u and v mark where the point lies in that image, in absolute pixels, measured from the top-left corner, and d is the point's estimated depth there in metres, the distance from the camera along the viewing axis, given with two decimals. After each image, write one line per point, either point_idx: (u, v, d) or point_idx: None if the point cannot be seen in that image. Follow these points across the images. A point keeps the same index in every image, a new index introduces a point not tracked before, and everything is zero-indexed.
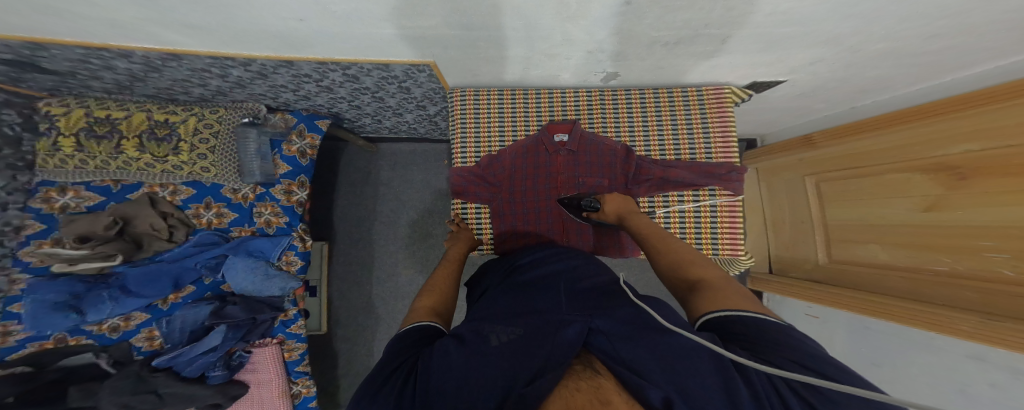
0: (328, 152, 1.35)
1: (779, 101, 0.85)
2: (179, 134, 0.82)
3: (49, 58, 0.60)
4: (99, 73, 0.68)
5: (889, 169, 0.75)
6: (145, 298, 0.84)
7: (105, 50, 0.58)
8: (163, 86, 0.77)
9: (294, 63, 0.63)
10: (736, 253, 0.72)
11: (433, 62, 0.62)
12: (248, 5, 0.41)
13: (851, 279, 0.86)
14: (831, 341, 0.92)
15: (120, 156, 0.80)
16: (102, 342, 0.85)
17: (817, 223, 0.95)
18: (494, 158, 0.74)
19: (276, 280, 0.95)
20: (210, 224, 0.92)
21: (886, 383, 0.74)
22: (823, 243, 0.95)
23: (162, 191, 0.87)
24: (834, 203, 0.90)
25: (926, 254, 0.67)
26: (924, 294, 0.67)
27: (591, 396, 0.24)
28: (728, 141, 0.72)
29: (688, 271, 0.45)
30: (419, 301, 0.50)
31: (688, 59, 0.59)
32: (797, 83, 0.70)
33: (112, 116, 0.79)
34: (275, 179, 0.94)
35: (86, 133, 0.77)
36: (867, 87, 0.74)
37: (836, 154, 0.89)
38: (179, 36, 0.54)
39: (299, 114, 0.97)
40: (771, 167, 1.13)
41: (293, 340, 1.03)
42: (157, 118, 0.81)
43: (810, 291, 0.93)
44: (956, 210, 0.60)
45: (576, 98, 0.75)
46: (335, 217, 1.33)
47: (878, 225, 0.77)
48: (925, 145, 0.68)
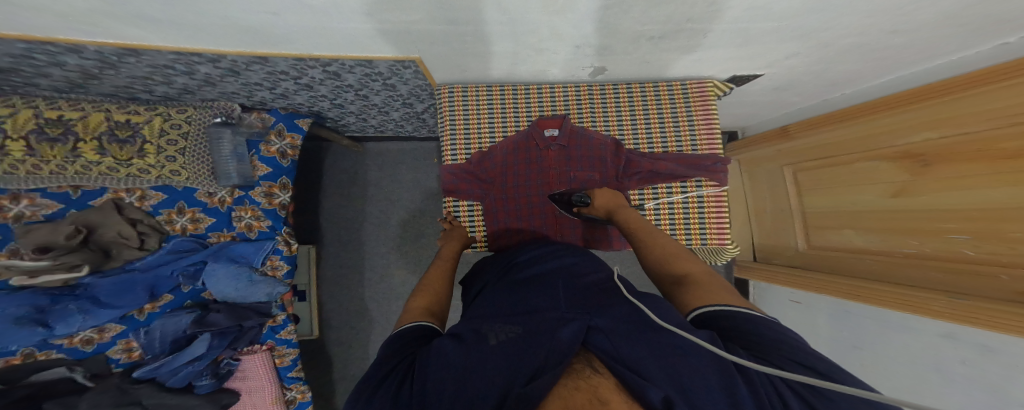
0: (312, 152, 1.31)
1: (759, 95, 0.87)
2: (144, 136, 0.78)
3: None
4: (46, 70, 0.63)
5: (859, 157, 0.78)
6: (119, 308, 0.80)
7: (52, 44, 0.53)
8: (121, 83, 0.72)
9: (269, 59, 0.60)
10: (724, 242, 0.74)
11: (419, 58, 0.61)
12: None
13: (829, 263, 0.90)
14: (813, 323, 0.96)
15: (77, 160, 0.74)
16: (74, 356, 0.81)
17: (796, 210, 0.99)
18: (485, 155, 0.73)
19: (262, 285, 0.92)
20: (185, 230, 0.88)
21: (862, 361, 0.79)
22: (802, 230, 0.99)
23: (128, 197, 0.82)
24: (811, 191, 0.94)
25: (894, 237, 0.71)
26: (896, 275, 0.71)
27: (590, 396, 0.24)
28: (714, 134, 0.74)
29: (673, 264, 0.47)
30: (413, 302, 0.49)
31: (673, 53, 0.60)
32: (776, 76, 0.73)
33: (65, 116, 0.73)
34: (253, 182, 0.91)
35: (37, 135, 0.71)
36: (841, 80, 0.77)
37: (809, 145, 0.93)
38: (138, 30, 0.50)
39: (277, 112, 0.93)
40: (753, 158, 1.17)
41: (283, 346, 0.99)
42: (116, 118, 0.76)
43: (793, 277, 0.97)
44: (921, 195, 0.64)
45: (564, 93, 0.75)
46: (322, 219, 1.30)
47: (852, 211, 0.81)
48: (888, 134, 0.72)
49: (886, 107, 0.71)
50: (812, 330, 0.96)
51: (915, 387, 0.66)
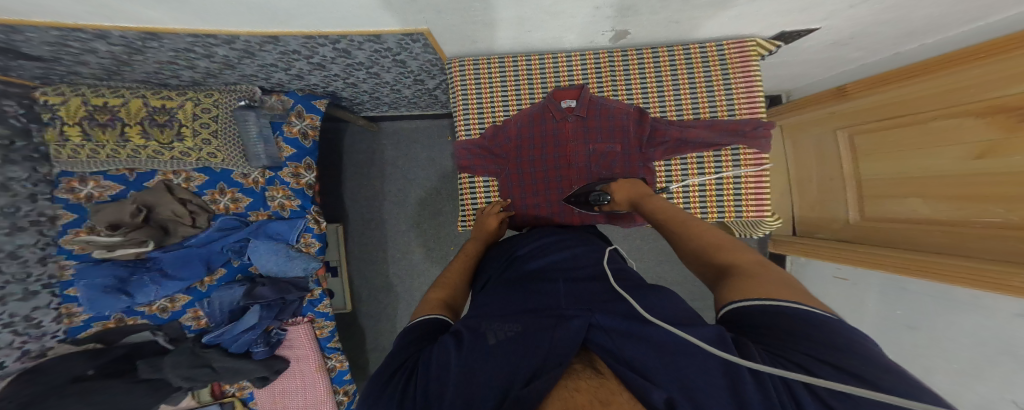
0: (332, 133, 1.34)
1: (809, 52, 0.77)
2: (180, 120, 0.82)
3: (28, 42, 0.59)
4: (83, 57, 0.67)
5: (935, 115, 0.68)
6: (183, 281, 0.89)
7: (81, 31, 0.56)
8: (151, 69, 0.75)
9: (279, 38, 0.60)
10: (762, 214, 0.68)
11: (427, 30, 0.57)
12: None
13: (889, 237, 0.81)
14: (862, 300, 0.89)
15: (127, 144, 0.81)
16: (154, 322, 0.94)
17: (848, 178, 0.91)
18: (499, 128, 0.71)
19: (298, 261, 0.98)
20: (228, 209, 0.94)
21: (921, 339, 0.73)
22: (855, 201, 0.90)
23: (175, 178, 0.89)
24: (870, 157, 0.85)
25: (976, 205, 0.62)
26: (973, 247, 0.63)
27: (591, 396, 0.24)
28: (755, 99, 0.67)
29: (722, 257, 0.40)
30: (431, 292, 0.50)
31: (706, 8, 0.52)
32: (829, 31, 0.63)
33: (109, 103, 0.78)
34: (281, 163, 0.95)
35: (89, 121, 0.77)
36: (913, 29, 0.65)
37: (872, 104, 0.82)
38: (153, 12, 0.51)
39: (295, 95, 0.95)
40: (799, 123, 1.07)
41: (322, 318, 1.08)
42: (153, 104, 0.81)
43: (844, 252, 0.89)
44: (1014, 154, 0.55)
45: (582, 61, 0.69)
46: (347, 200, 1.35)
47: (920, 177, 0.72)
48: (975, 87, 0.61)
49: (977, 57, 0.61)
50: (860, 309, 0.90)
51: (976, 368, 0.61)
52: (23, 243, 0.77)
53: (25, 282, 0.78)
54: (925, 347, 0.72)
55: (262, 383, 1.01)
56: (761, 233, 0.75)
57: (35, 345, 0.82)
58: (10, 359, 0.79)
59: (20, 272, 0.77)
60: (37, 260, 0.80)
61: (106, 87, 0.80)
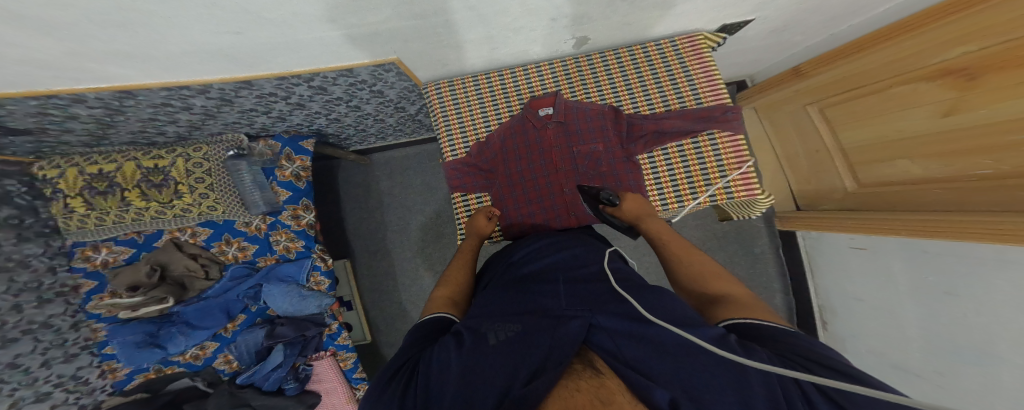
0: (325, 172, 1.35)
1: (758, 40, 0.81)
2: (174, 177, 0.86)
3: (11, 117, 0.60)
4: (67, 125, 0.68)
5: (896, 82, 0.71)
6: (209, 329, 0.90)
7: (57, 96, 0.56)
8: (136, 129, 0.77)
9: (253, 82, 0.60)
10: (752, 193, 0.65)
11: (397, 58, 0.58)
12: (176, 21, 0.38)
13: (893, 200, 0.81)
14: (885, 270, 0.84)
15: (130, 207, 0.85)
16: (191, 369, 0.96)
17: (833, 148, 0.93)
18: (483, 144, 0.70)
19: (311, 300, 0.95)
20: (237, 258, 0.95)
21: (932, 295, 0.73)
22: (847, 169, 0.92)
23: (182, 235, 0.91)
24: (845, 126, 0.87)
25: (964, 160, 0.62)
26: (974, 200, 0.63)
27: (592, 396, 0.24)
28: (717, 88, 0.68)
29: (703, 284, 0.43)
30: (437, 291, 0.52)
31: (652, 8, 0.54)
32: (768, 17, 0.66)
33: (104, 169, 0.84)
34: (279, 207, 0.95)
35: (90, 190, 0.84)
36: (842, 10, 0.71)
37: (829, 79, 0.86)
38: (123, 70, 0.51)
39: (280, 138, 0.95)
40: (770, 103, 1.11)
41: (343, 350, 1.03)
42: (146, 165, 0.85)
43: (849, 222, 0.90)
44: (979, 109, 0.57)
45: (550, 69, 0.70)
46: (348, 234, 1.34)
47: (899, 140, 0.74)
48: (923, 53, 0.64)
49: (923, 23, 0.63)
50: (887, 280, 0.84)
51: (986, 317, 0.61)
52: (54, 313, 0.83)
53: (64, 346, 0.84)
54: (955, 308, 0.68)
55: None
56: (756, 214, 0.76)
57: (87, 401, 0.88)
58: None
59: (57, 338, 0.83)
60: (69, 326, 0.85)
61: (99, 153, 0.85)
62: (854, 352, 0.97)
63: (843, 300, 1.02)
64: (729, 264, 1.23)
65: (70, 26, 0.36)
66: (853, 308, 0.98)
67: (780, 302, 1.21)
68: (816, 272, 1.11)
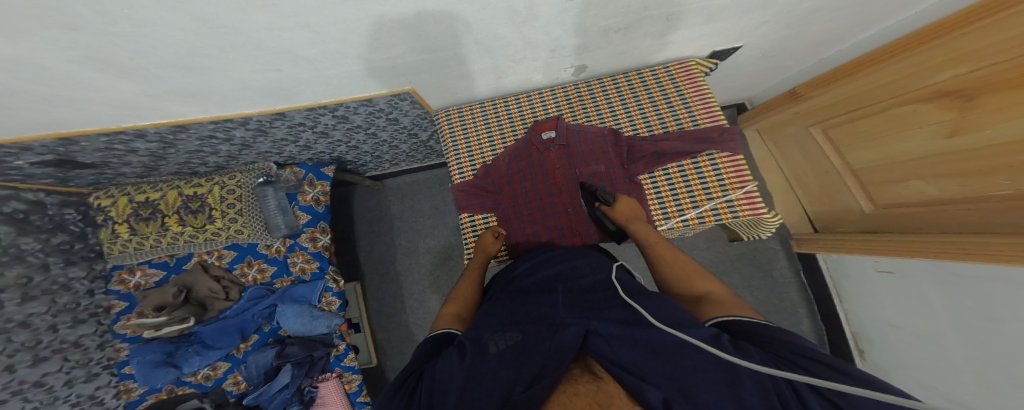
0: (342, 197, 1.41)
1: (748, 65, 0.86)
2: (210, 203, 0.94)
3: (81, 151, 0.70)
4: (126, 158, 0.79)
5: (890, 104, 0.74)
6: (223, 348, 0.92)
7: (122, 132, 0.65)
8: (183, 160, 0.86)
9: (286, 114, 0.67)
10: (757, 211, 0.64)
11: (412, 88, 0.63)
12: (225, 62, 0.44)
13: (910, 220, 0.79)
14: (918, 292, 0.78)
15: (167, 232, 0.93)
16: (200, 390, 0.94)
17: (842, 170, 0.92)
18: (489, 167, 0.73)
19: (321, 319, 0.95)
20: (257, 280, 0.98)
21: (967, 322, 0.68)
22: (859, 189, 0.90)
23: (210, 258, 0.96)
24: (850, 146, 0.88)
25: (981, 180, 0.61)
26: (994, 222, 0.61)
27: (590, 399, 0.24)
28: (712, 109, 0.70)
29: (692, 283, 0.46)
30: (445, 308, 0.52)
31: (643, 38, 0.60)
32: (755, 41, 0.71)
33: (150, 198, 0.93)
34: (299, 230, 0.99)
35: (135, 217, 0.93)
36: (821, 38, 0.76)
37: (826, 102, 0.90)
38: (179, 106, 0.58)
39: (305, 165, 1.02)
40: (771, 125, 1.14)
41: (349, 372, 1.00)
42: (186, 192, 0.94)
43: (868, 243, 0.87)
44: (982, 129, 0.57)
45: (553, 96, 0.75)
46: (360, 257, 1.36)
47: (908, 160, 0.74)
48: (912, 77, 0.68)
49: (918, 43, 0.66)
50: (923, 306, 0.77)
51: None
52: (84, 333, 0.88)
53: (88, 365, 0.88)
54: (993, 338, 0.62)
55: None
56: (766, 234, 0.74)
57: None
58: None
59: (83, 357, 0.88)
60: (96, 346, 0.91)
61: (149, 183, 0.95)
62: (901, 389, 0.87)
63: (877, 328, 0.93)
64: (749, 290, 1.17)
65: (141, 69, 0.42)
66: (886, 337, 0.90)
67: (809, 329, 1.13)
68: (845, 299, 1.04)
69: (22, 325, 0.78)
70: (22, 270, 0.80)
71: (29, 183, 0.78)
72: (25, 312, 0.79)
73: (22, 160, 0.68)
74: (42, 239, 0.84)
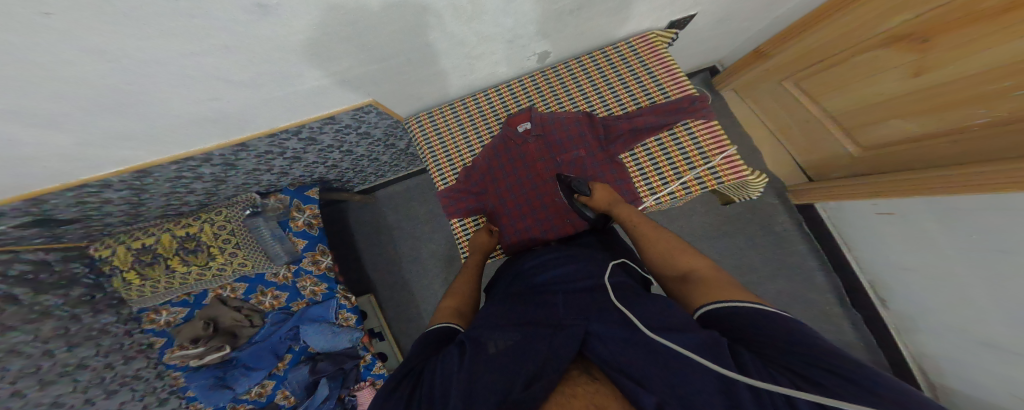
0: (334, 216, 1.38)
1: (709, 30, 0.85)
2: (206, 241, 0.90)
3: (57, 208, 0.68)
4: (104, 209, 0.75)
5: (852, 53, 0.75)
6: (263, 369, 0.94)
7: (87, 185, 0.62)
8: (162, 203, 0.83)
9: (247, 144, 0.64)
10: (740, 174, 0.63)
11: (373, 100, 0.60)
12: (158, 97, 0.41)
13: (902, 159, 0.78)
14: (921, 227, 0.76)
15: (174, 273, 0.90)
16: (258, 405, 0.97)
17: (825, 118, 0.91)
18: (470, 168, 0.70)
19: (342, 335, 0.94)
20: (274, 306, 0.98)
21: (974, 248, 0.67)
22: (843, 135, 0.89)
23: (224, 291, 0.96)
24: (825, 94, 0.87)
25: (961, 110, 0.61)
26: (986, 150, 0.61)
27: (588, 402, 0.26)
28: (678, 79, 0.68)
29: (676, 261, 0.45)
30: (442, 303, 0.52)
31: (600, 17, 0.58)
32: (716, 4, 0.69)
33: (147, 243, 0.89)
34: (299, 255, 0.96)
35: (138, 262, 0.89)
36: None
37: (802, 52, 0.86)
38: (136, 151, 0.56)
39: (288, 190, 0.98)
40: (747, 83, 1.12)
41: (381, 379, 1.00)
42: (179, 233, 0.90)
43: (857, 187, 0.88)
44: (946, 65, 0.59)
45: (520, 87, 0.73)
46: (365, 270, 1.35)
47: (884, 102, 0.74)
48: (864, 27, 0.69)
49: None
50: (928, 241, 0.76)
51: None
52: (140, 367, 0.93)
53: (155, 392, 0.95)
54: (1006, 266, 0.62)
55: None
56: (756, 194, 0.73)
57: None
58: None
59: (147, 387, 0.94)
60: (155, 375, 0.96)
61: (139, 229, 0.90)
62: (923, 326, 0.87)
63: (887, 270, 0.93)
64: (754, 248, 1.17)
65: (71, 115, 0.40)
66: (898, 277, 0.90)
67: (823, 281, 1.11)
68: (848, 244, 1.04)
69: (81, 367, 0.83)
70: (55, 323, 0.80)
71: (24, 244, 0.75)
72: (77, 356, 0.83)
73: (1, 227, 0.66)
74: (61, 294, 0.82)
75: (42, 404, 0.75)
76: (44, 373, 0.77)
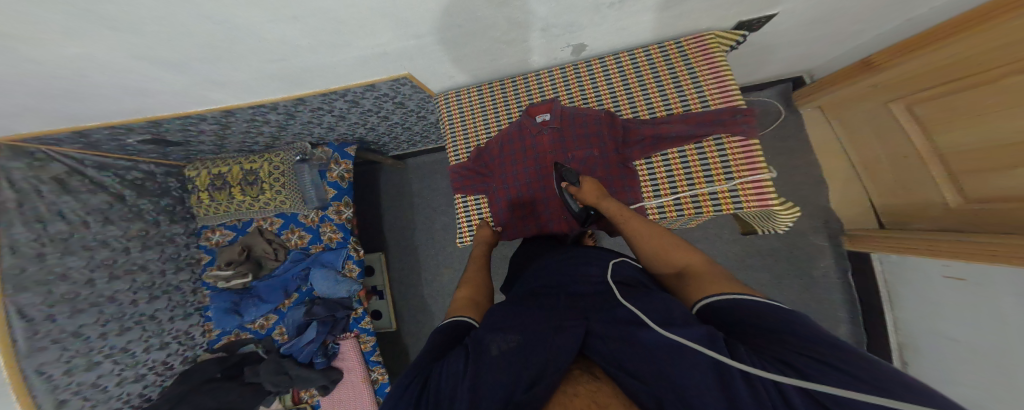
0: (368, 174, 1.52)
1: (783, 38, 0.75)
2: (262, 177, 1.08)
3: (170, 131, 0.84)
4: (198, 138, 0.93)
5: (1011, 69, 0.54)
6: (272, 302, 1.10)
7: (189, 116, 0.76)
8: (241, 140, 0.99)
9: (305, 99, 0.73)
10: (764, 201, 0.58)
11: (409, 73, 0.65)
12: (242, 54, 0.49)
13: (993, 220, 0.65)
14: (987, 301, 0.66)
15: (234, 200, 1.10)
16: (256, 336, 1.14)
17: (930, 154, 0.74)
18: (482, 150, 0.75)
19: (343, 284, 1.07)
20: (296, 245, 1.13)
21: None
22: (950, 181, 0.72)
23: (264, 223, 1.13)
24: (944, 125, 0.70)
25: None
26: None
27: (588, 401, 0.25)
28: (727, 87, 0.63)
29: (674, 256, 0.45)
30: (459, 293, 0.55)
31: (649, 12, 0.55)
32: (798, 9, 0.59)
33: (221, 171, 1.10)
34: (327, 202, 1.10)
35: (212, 187, 1.11)
36: (890, 2, 0.62)
37: (925, 67, 0.70)
38: (223, 94, 0.67)
39: (332, 145, 1.10)
40: (838, 100, 0.97)
41: (364, 334, 1.13)
42: (246, 167, 1.09)
43: (942, 243, 0.72)
44: None
45: (550, 77, 0.72)
46: (385, 230, 1.48)
47: (1016, 144, 0.56)
48: None
49: None
50: (992, 315, 0.65)
51: None
52: (183, 278, 1.11)
53: (184, 305, 1.11)
54: None
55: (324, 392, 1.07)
56: (782, 228, 0.68)
57: (191, 353, 1.10)
58: (178, 361, 1.07)
59: (181, 299, 1.10)
60: (191, 290, 1.13)
61: (219, 159, 1.12)
62: None
63: (938, 339, 0.80)
64: (777, 287, 1.08)
65: (179, 62, 0.50)
66: (941, 349, 0.79)
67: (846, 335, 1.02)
68: (898, 303, 0.92)
69: (143, 268, 1.03)
70: (141, 224, 1.04)
71: (142, 156, 1.03)
72: (145, 258, 1.04)
73: (132, 139, 0.86)
74: (154, 201, 1.07)
75: (102, 296, 0.93)
76: (116, 267, 0.97)
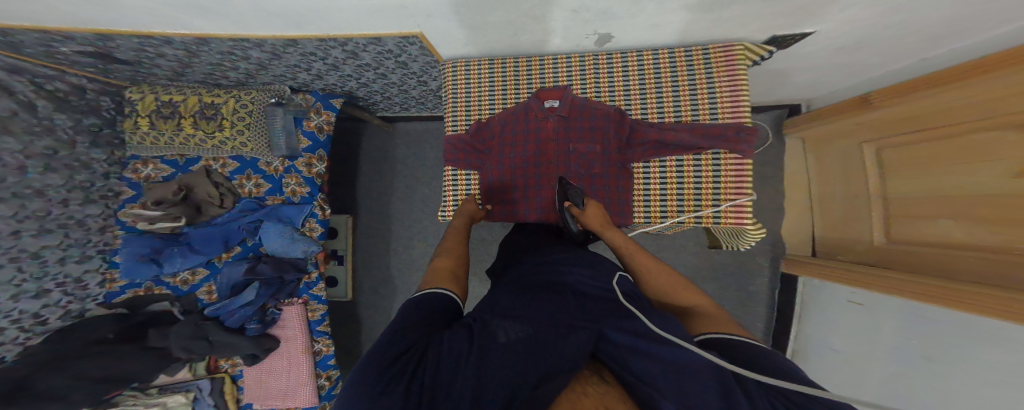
0: (348, 131, 1.41)
1: (785, 63, 0.78)
2: (223, 113, 0.97)
3: (118, 48, 0.74)
4: (156, 61, 0.82)
5: (977, 127, 0.58)
6: (206, 254, 0.99)
7: (152, 37, 0.67)
8: (205, 71, 0.89)
9: (298, 41, 0.67)
10: (740, 221, 0.63)
11: (421, 33, 0.61)
12: None
13: (903, 266, 0.75)
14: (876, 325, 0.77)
15: (181, 132, 0.98)
16: (176, 293, 1.03)
17: (876, 196, 0.82)
18: (484, 124, 0.73)
19: (300, 243, 1.02)
20: (251, 193, 1.05)
21: (911, 358, 0.67)
22: (881, 223, 0.81)
23: (214, 164, 1.04)
24: (897, 171, 0.77)
25: (983, 227, 0.57)
26: (1003, 276, 0.53)
27: (597, 402, 0.25)
28: (740, 105, 0.65)
29: (678, 293, 0.47)
30: (438, 262, 0.53)
31: (689, 13, 0.53)
32: (827, 34, 0.60)
33: (173, 99, 0.97)
34: (297, 153, 1.03)
35: (156, 114, 0.98)
36: (891, 47, 0.67)
37: (899, 114, 0.74)
38: (200, 21, 0.59)
39: (317, 94, 1.02)
40: (820, 135, 1.03)
41: (315, 301, 1.08)
42: (205, 100, 0.97)
43: (849, 273, 0.83)
44: None
45: (568, 63, 0.71)
46: (358, 194, 1.41)
47: (957, 197, 0.62)
48: (1005, 100, 0.52)
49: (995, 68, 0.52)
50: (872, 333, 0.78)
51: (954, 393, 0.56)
52: (91, 213, 0.97)
53: (84, 246, 0.96)
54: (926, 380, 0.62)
55: (252, 360, 1.01)
56: (745, 247, 0.74)
57: (78, 306, 0.95)
58: (55, 316, 0.91)
59: (82, 237, 0.95)
60: (98, 229, 0.99)
61: (175, 87, 0.99)
62: None
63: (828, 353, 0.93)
64: (721, 298, 1.17)
65: None
66: (825, 357, 0.94)
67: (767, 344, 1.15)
68: (804, 320, 1.06)
69: (39, 193, 0.87)
70: (50, 143, 0.88)
71: (74, 69, 0.86)
72: (44, 183, 0.87)
73: (66, 48, 0.74)
74: (75, 118, 0.92)
75: None
76: (7, 186, 0.80)
